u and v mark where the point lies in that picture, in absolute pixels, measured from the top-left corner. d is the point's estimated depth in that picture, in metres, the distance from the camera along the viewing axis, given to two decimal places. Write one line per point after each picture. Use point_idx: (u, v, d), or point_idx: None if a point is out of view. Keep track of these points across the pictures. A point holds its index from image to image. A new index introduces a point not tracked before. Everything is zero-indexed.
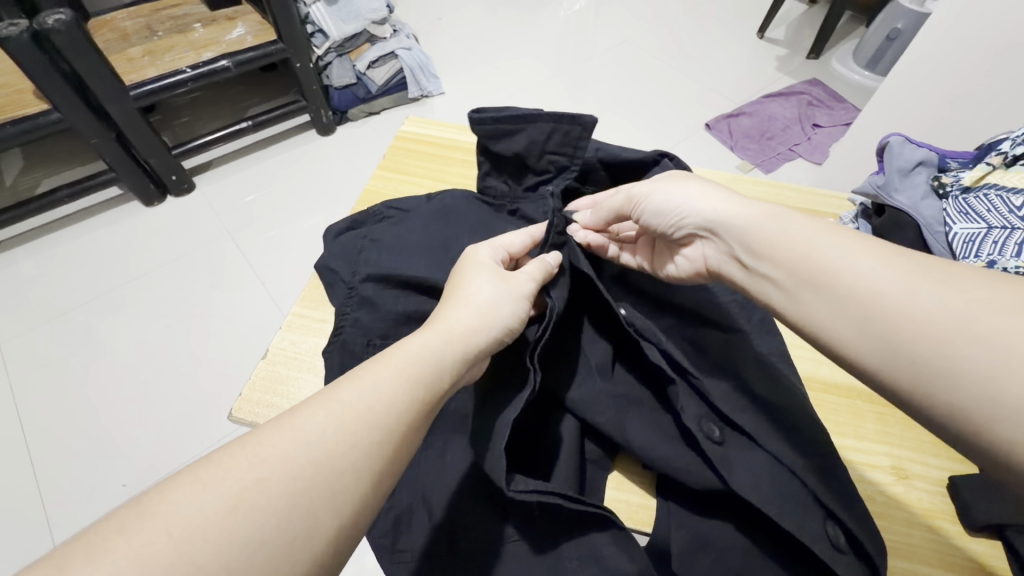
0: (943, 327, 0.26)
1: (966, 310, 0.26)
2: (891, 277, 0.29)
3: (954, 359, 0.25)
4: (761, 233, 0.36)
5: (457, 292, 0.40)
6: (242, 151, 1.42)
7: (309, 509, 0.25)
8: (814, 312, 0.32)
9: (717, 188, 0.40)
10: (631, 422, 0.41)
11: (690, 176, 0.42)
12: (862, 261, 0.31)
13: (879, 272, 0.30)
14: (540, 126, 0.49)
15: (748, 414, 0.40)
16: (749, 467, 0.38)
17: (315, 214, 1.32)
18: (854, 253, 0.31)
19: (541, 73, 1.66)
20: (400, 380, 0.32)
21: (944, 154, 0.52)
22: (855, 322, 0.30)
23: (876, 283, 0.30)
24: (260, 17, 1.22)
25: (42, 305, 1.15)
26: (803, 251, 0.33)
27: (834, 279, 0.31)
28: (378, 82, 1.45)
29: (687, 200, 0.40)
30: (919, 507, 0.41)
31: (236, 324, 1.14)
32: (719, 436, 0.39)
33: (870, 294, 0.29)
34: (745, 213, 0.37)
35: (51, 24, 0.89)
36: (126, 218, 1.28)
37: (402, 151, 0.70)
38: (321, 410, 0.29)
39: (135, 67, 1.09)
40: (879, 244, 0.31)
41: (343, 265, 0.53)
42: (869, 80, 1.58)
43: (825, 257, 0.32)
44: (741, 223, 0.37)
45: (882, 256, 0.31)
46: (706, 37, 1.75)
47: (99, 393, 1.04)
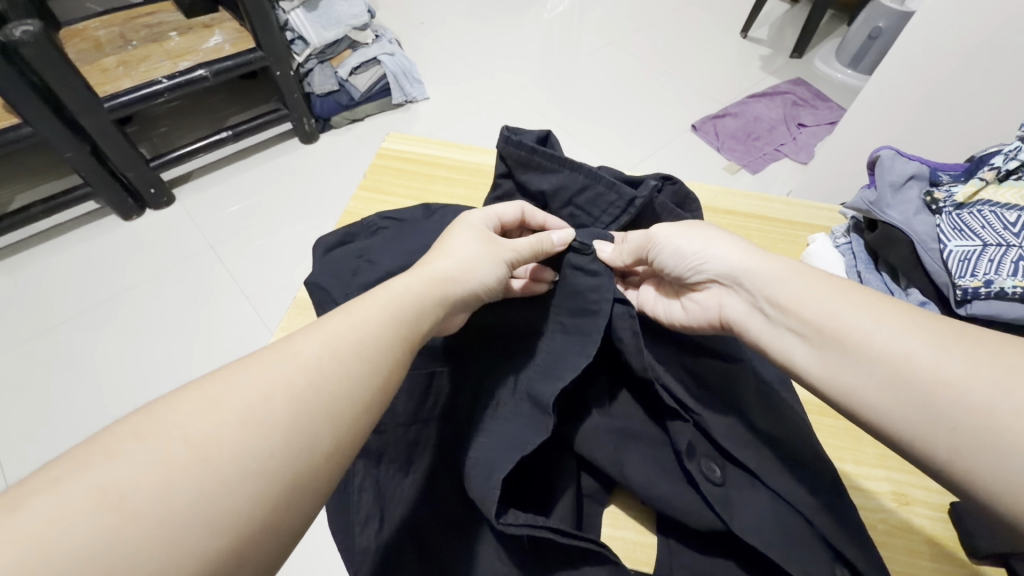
0: (967, 397, 0.28)
1: (990, 382, 0.28)
2: (918, 341, 0.31)
3: (983, 429, 0.27)
4: (784, 287, 0.37)
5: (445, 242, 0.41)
6: (222, 162, 1.39)
7: (303, 444, 0.26)
8: (838, 360, 0.33)
9: (733, 240, 0.42)
10: (629, 458, 0.40)
11: (708, 226, 0.43)
12: (882, 321, 0.32)
13: (904, 337, 0.31)
14: (578, 176, 0.47)
15: (751, 450, 0.39)
16: (752, 510, 0.37)
17: (298, 224, 1.29)
18: (874, 324, 0.33)
19: (526, 76, 1.64)
20: (384, 318, 0.32)
21: (936, 166, 0.52)
22: (882, 373, 0.31)
23: (902, 353, 0.31)
24: (238, 25, 1.19)
25: (18, 325, 1.11)
26: (829, 316, 0.34)
27: (862, 344, 0.32)
28: (361, 88, 1.43)
29: (710, 248, 0.42)
30: (921, 534, 0.40)
31: (219, 338, 1.12)
32: (719, 478, 0.38)
33: (891, 353, 0.31)
34: (767, 267, 0.39)
35: (19, 35, 0.86)
36: (103, 233, 1.24)
37: (384, 168, 0.68)
38: (313, 347, 0.29)
39: (110, 78, 1.06)
40: (896, 312, 0.33)
41: (333, 282, 0.49)
42: (853, 79, 1.58)
43: (846, 316, 0.34)
44: (768, 277, 0.38)
45: (905, 321, 0.32)
46: (689, 38, 1.74)
47: (79, 415, 1.01)
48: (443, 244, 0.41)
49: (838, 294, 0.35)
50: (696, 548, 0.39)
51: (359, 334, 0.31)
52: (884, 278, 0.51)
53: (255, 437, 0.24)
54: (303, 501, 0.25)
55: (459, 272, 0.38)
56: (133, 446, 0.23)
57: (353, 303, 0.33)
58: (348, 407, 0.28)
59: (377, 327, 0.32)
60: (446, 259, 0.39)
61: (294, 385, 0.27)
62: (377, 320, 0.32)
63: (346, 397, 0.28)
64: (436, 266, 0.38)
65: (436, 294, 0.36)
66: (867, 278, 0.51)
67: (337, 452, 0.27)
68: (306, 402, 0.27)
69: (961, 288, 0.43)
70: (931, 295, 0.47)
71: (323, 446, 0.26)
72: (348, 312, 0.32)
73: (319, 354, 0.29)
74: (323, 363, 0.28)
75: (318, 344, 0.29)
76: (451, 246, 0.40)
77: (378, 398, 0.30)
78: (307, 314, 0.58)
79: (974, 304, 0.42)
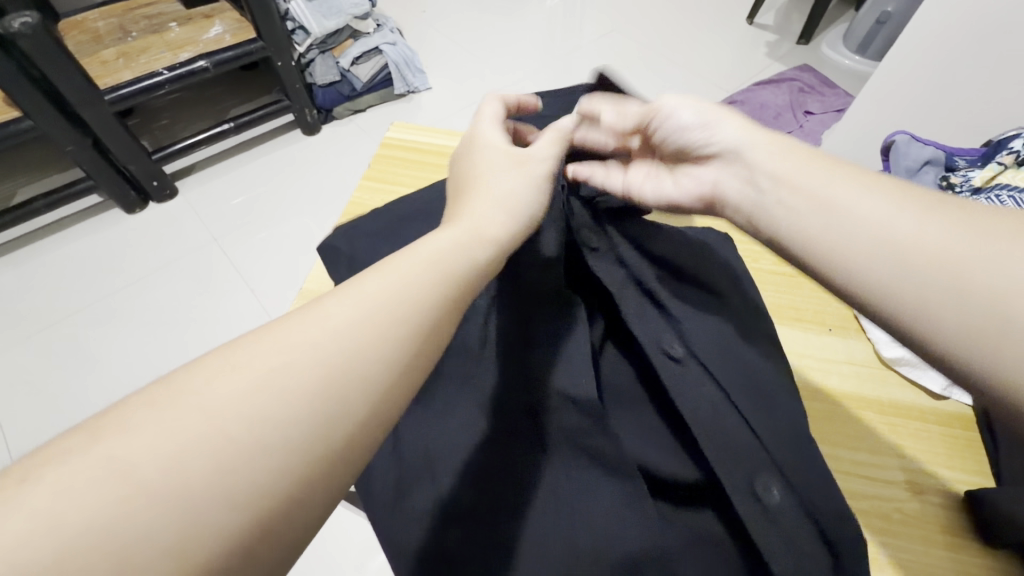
0: (941, 268, 0.28)
1: (963, 251, 0.27)
2: (922, 225, 0.29)
3: (944, 297, 0.27)
4: (792, 165, 0.36)
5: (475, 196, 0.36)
6: (224, 154, 1.38)
7: (317, 440, 0.22)
8: (808, 240, 0.34)
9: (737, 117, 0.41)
10: (655, 449, 0.39)
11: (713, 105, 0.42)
12: (890, 204, 0.31)
13: (910, 220, 0.30)
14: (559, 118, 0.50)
15: (783, 440, 0.38)
16: (796, 532, 0.33)
17: (302, 216, 1.29)
18: (881, 208, 0.31)
19: (529, 64, 1.62)
20: (430, 279, 0.28)
21: (951, 151, 0.51)
22: (856, 252, 0.31)
23: (911, 235, 0.29)
24: (238, 14, 1.17)
25: (24, 319, 1.12)
26: (834, 201, 0.33)
27: (867, 226, 0.31)
28: (363, 79, 1.42)
29: (715, 123, 0.40)
30: (935, 523, 0.41)
31: (224, 331, 1.12)
32: (776, 500, 0.34)
33: (865, 232, 0.31)
34: (760, 151, 0.38)
35: (16, 27, 0.85)
36: (107, 226, 1.24)
37: (388, 158, 0.68)
38: (342, 317, 0.25)
39: (110, 70, 1.05)
40: (905, 195, 0.31)
41: (348, 243, 0.49)
42: (861, 65, 1.56)
43: (826, 198, 0.33)
44: (774, 151, 0.37)
45: (912, 204, 0.31)
46: (695, 25, 1.72)
47: (86, 408, 1.02)
48: (476, 184, 0.37)
49: (845, 179, 0.34)
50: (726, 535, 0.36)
51: (401, 302, 0.27)
52: None
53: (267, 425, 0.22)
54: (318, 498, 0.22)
55: (496, 219, 0.34)
56: (134, 429, 0.20)
57: (395, 257, 0.29)
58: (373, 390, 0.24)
59: (422, 288, 0.28)
60: (483, 209, 0.35)
61: (324, 364, 0.24)
62: (421, 283, 0.28)
63: (371, 378, 0.24)
64: (470, 221, 0.34)
65: (483, 246, 0.32)
66: None
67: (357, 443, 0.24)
68: (327, 383, 0.23)
69: None
70: None
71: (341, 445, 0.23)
72: (389, 270, 0.28)
73: (350, 324, 0.25)
74: (355, 334, 0.25)
75: (353, 313, 0.26)
76: (485, 186, 0.37)
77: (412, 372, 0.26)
78: None
79: None
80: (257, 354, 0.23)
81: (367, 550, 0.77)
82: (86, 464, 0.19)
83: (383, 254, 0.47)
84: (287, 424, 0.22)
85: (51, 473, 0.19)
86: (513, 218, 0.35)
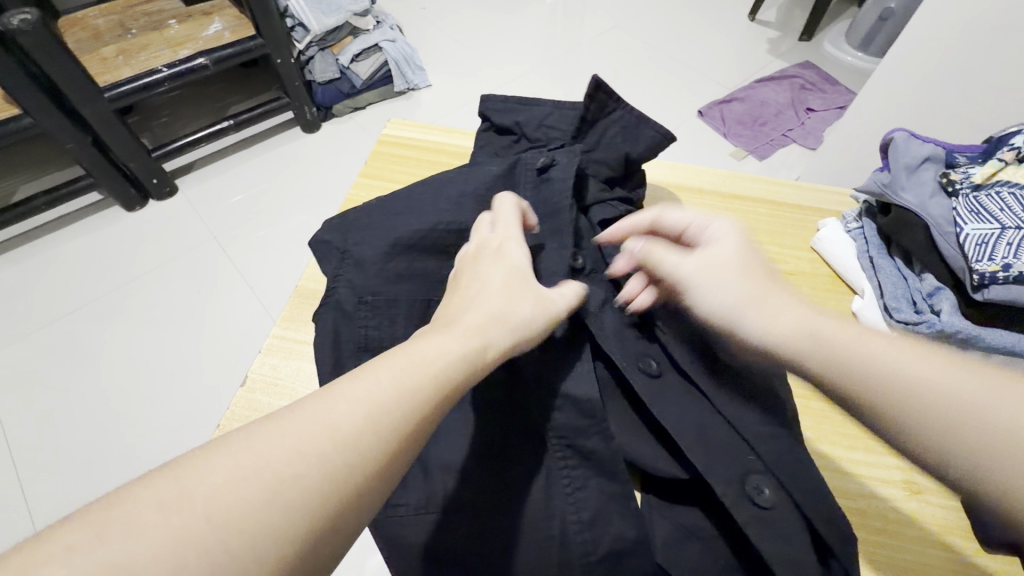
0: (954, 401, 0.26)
1: (976, 390, 0.26)
2: (951, 380, 0.27)
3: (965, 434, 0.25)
4: (810, 327, 0.33)
5: (473, 284, 0.37)
6: (224, 152, 1.38)
7: (316, 518, 0.23)
8: (819, 373, 0.31)
9: (753, 272, 0.38)
10: (649, 451, 0.42)
11: (728, 256, 0.39)
12: (911, 360, 0.29)
13: (937, 374, 0.27)
14: (541, 108, 0.59)
15: (771, 442, 0.40)
16: (786, 530, 0.37)
17: (301, 214, 1.28)
18: (902, 360, 0.29)
19: (530, 61, 1.62)
20: (423, 377, 0.29)
21: (951, 147, 0.51)
22: (865, 386, 0.29)
23: (933, 388, 0.27)
24: (238, 12, 1.17)
25: (24, 317, 1.12)
26: (852, 349, 0.30)
27: (893, 379, 0.28)
28: (362, 76, 1.41)
29: (724, 284, 0.37)
30: (931, 523, 0.41)
31: (223, 329, 1.12)
32: (767, 499, 0.38)
33: (870, 367, 0.29)
34: (759, 298, 0.36)
35: (16, 24, 0.84)
36: (107, 224, 1.24)
37: (385, 155, 0.67)
38: (333, 414, 0.26)
39: (109, 67, 1.04)
40: (928, 351, 0.29)
41: (339, 236, 0.49)
42: (863, 62, 1.55)
43: (824, 333, 0.32)
44: (789, 315, 0.34)
45: (937, 360, 0.28)
46: (696, 21, 1.71)
47: (85, 405, 1.02)
48: (474, 289, 0.36)
49: (865, 328, 0.31)
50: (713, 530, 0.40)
51: (392, 395, 0.27)
52: (897, 264, 0.50)
53: (263, 515, 0.22)
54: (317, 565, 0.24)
55: (494, 324, 0.34)
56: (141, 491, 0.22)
57: (386, 357, 0.29)
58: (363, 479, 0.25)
59: (412, 385, 0.28)
60: (479, 311, 0.35)
61: (316, 462, 0.24)
62: (414, 377, 0.29)
63: (361, 470, 0.25)
64: (478, 312, 0.35)
65: (479, 349, 0.32)
66: (880, 265, 0.50)
67: (348, 521, 0.25)
68: (317, 480, 0.24)
69: (978, 273, 0.42)
70: (945, 279, 0.47)
71: (341, 512, 0.24)
72: (380, 368, 0.29)
73: (341, 423, 0.26)
74: (347, 431, 0.25)
75: (345, 408, 0.26)
76: (482, 293, 0.36)
77: (401, 457, 0.27)
78: (310, 305, 0.57)
79: (992, 288, 0.42)
80: (251, 454, 0.24)
81: (364, 547, 0.77)
82: (84, 560, 0.20)
83: (377, 251, 0.47)
84: (282, 512, 0.23)
85: (46, 552, 0.20)
86: (518, 305, 0.36)
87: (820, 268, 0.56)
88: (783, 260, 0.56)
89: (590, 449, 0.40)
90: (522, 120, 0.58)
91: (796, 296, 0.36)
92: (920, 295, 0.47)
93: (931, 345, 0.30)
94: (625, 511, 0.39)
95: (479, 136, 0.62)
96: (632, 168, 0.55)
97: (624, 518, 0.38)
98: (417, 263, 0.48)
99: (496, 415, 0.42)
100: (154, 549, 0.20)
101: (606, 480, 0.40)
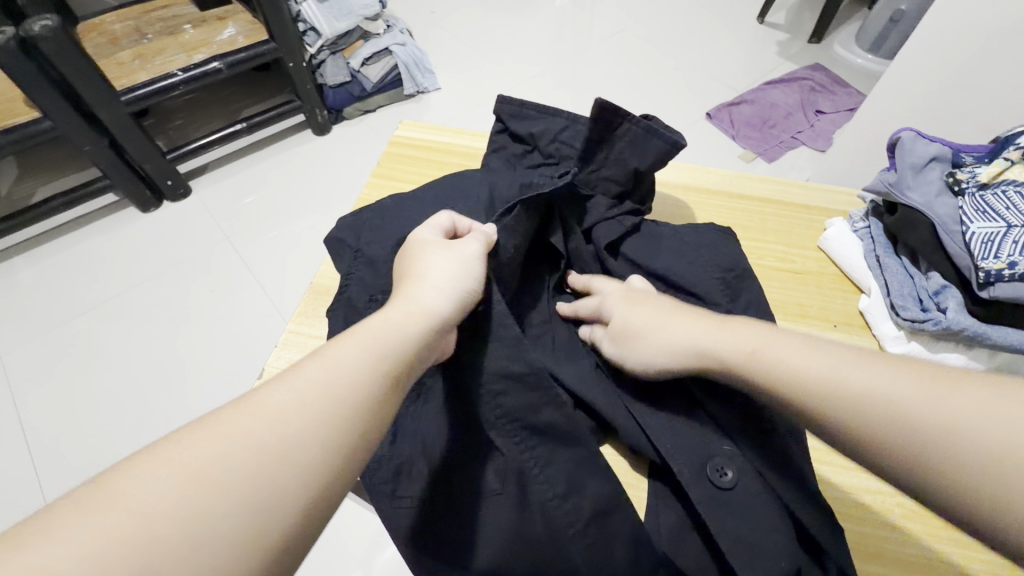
0: (921, 425, 0.28)
1: (901, 391, 0.30)
2: (861, 373, 0.32)
3: (937, 461, 0.27)
4: (738, 348, 0.37)
5: (412, 269, 0.39)
6: (237, 154, 1.40)
7: (293, 493, 0.25)
8: (801, 407, 0.33)
9: (684, 309, 0.42)
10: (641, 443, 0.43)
11: (658, 303, 0.43)
12: (824, 365, 0.33)
13: (848, 371, 0.32)
14: (557, 118, 0.59)
15: (750, 434, 0.41)
16: (748, 512, 0.38)
17: (312, 215, 1.30)
18: (818, 367, 0.33)
19: (538, 64, 1.63)
20: (380, 354, 0.31)
21: (958, 147, 0.51)
22: (837, 419, 0.31)
23: (849, 387, 0.31)
24: (251, 16, 1.19)
25: (42, 314, 1.14)
26: (779, 365, 0.35)
27: (820, 388, 0.32)
28: (373, 79, 1.43)
29: (657, 326, 0.42)
30: (935, 519, 0.43)
31: (234, 328, 1.13)
32: (728, 481, 0.39)
33: (839, 395, 0.32)
34: (724, 333, 0.39)
35: (38, 30, 0.87)
36: (122, 224, 1.27)
37: (397, 156, 0.68)
38: (293, 393, 0.28)
39: (126, 71, 1.07)
40: (834, 352, 0.34)
41: (353, 235, 0.50)
42: (873, 64, 1.54)
43: (792, 362, 0.34)
44: (718, 342, 0.38)
45: (843, 359, 0.33)
46: (705, 24, 1.71)
47: (100, 401, 1.04)
48: (418, 269, 0.39)
49: (786, 340, 0.36)
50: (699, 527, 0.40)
51: (356, 377, 0.29)
52: (903, 262, 0.50)
53: (242, 487, 0.24)
54: (298, 535, 0.25)
55: (437, 299, 0.37)
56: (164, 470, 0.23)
57: (339, 338, 0.32)
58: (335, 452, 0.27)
59: (373, 364, 0.31)
60: (426, 286, 0.37)
61: (294, 433, 0.26)
62: (375, 357, 0.31)
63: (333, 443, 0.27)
64: (418, 294, 0.37)
65: (425, 323, 0.35)
66: (886, 263, 0.51)
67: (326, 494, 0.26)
68: (288, 453, 0.25)
69: (984, 271, 0.43)
70: (951, 278, 0.47)
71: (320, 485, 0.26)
72: (336, 348, 0.31)
73: (305, 400, 0.27)
74: (316, 405, 0.27)
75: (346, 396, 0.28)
76: (424, 269, 0.39)
77: (372, 430, 0.29)
78: (323, 301, 0.58)
79: (998, 286, 0.42)
80: (223, 433, 0.25)
81: (374, 542, 0.78)
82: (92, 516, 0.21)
83: (388, 249, 0.47)
84: (262, 486, 0.24)
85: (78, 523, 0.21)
86: (454, 277, 0.38)
87: (827, 266, 0.56)
88: (789, 260, 0.57)
89: (548, 425, 0.39)
90: (536, 132, 0.59)
91: (722, 319, 0.40)
92: (926, 294, 0.48)
93: (834, 345, 0.35)
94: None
95: (493, 139, 0.62)
96: (643, 180, 0.55)
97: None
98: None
99: None
100: (139, 519, 0.22)
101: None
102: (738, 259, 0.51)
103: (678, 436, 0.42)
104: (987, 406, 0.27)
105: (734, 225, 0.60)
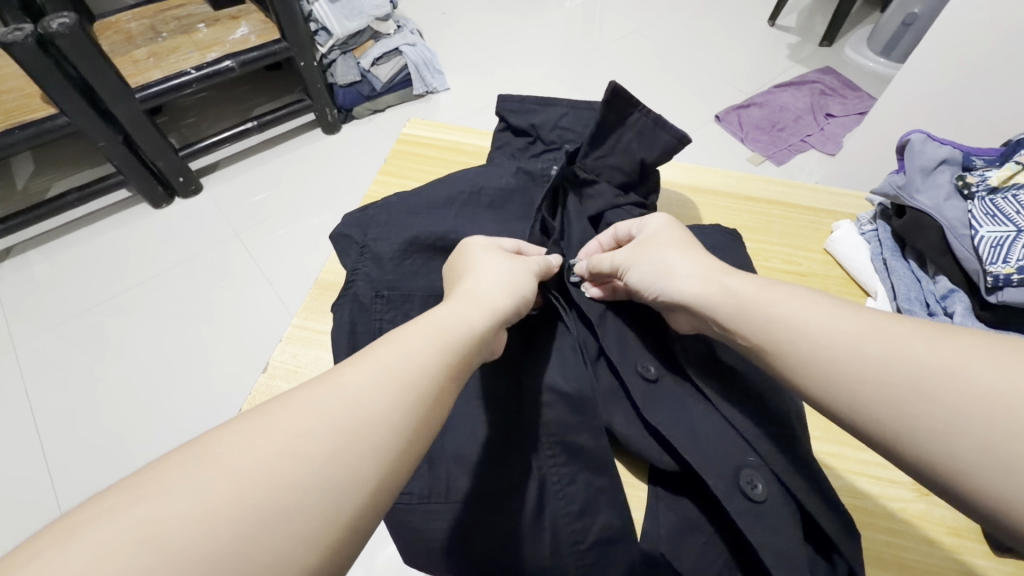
0: (909, 386, 0.26)
1: (913, 358, 0.27)
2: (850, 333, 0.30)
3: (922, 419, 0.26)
4: (737, 304, 0.36)
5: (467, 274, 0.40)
6: (248, 151, 1.41)
7: (342, 500, 0.23)
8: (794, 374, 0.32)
9: (689, 260, 0.41)
10: (654, 449, 0.42)
11: (666, 248, 0.43)
12: (823, 325, 0.31)
13: (844, 326, 0.31)
14: (557, 107, 0.60)
15: (770, 443, 0.40)
16: (780, 525, 0.37)
17: (320, 213, 1.31)
18: (815, 322, 0.32)
19: (548, 65, 1.63)
20: (434, 346, 0.30)
21: (968, 151, 0.51)
22: (822, 379, 0.30)
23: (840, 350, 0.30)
24: (264, 16, 1.21)
25: (55, 308, 1.16)
26: (770, 324, 0.34)
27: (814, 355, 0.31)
28: (382, 79, 1.43)
29: (662, 274, 0.41)
30: (941, 524, 0.42)
31: (244, 325, 1.14)
32: (760, 494, 0.38)
33: (827, 352, 0.30)
34: (721, 287, 0.38)
35: (55, 27, 0.88)
36: (135, 220, 1.28)
37: (404, 154, 0.69)
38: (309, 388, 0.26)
39: (141, 69, 1.08)
40: (833, 310, 0.32)
41: (359, 230, 0.50)
42: (885, 68, 1.53)
43: (788, 320, 0.33)
44: (709, 301, 0.38)
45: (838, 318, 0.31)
46: (716, 27, 1.70)
47: (111, 394, 1.05)
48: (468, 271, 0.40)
49: (786, 295, 0.35)
50: (711, 529, 0.40)
51: (398, 375, 0.28)
52: (910, 266, 0.50)
53: (290, 486, 0.22)
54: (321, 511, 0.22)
55: (496, 292, 0.38)
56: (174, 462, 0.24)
57: (373, 346, 0.29)
58: (383, 455, 0.25)
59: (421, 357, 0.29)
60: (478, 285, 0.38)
61: (348, 427, 0.24)
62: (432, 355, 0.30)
63: (381, 449, 0.25)
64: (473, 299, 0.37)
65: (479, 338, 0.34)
66: (894, 267, 0.50)
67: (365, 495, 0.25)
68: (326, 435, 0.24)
69: (992, 275, 0.43)
70: (960, 282, 0.47)
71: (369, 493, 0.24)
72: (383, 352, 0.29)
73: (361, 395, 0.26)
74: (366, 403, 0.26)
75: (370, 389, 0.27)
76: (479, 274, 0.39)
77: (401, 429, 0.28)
78: (329, 297, 0.59)
79: (1007, 290, 0.42)
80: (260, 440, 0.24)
81: (375, 540, 0.78)
82: None
83: (394, 247, 0.48)
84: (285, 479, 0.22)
85: None
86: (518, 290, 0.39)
87: (833, 269, 0.56)
88: (795, 262, 0.56)
89: (580, 445, 0.42)
90: (537, 122, 0.60)
91: (726, 272, 0.39)
92: (933, 298, 0.48)
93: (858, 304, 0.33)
94: (613, 501, 0.40)
95: (497, 136, 0.63)
96: (647, 172, 0.56)
97: (611, 507, 0.40)
98: (434, 261, 0.50)
99: (500, 410, 0.44)
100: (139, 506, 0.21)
101: (593, 474, 0.41)
102: (741, 259, 0.51)
103: (701, 443, 0.41)
104: (977, 358, 0.25)
105: (739, 226, 0.60)
